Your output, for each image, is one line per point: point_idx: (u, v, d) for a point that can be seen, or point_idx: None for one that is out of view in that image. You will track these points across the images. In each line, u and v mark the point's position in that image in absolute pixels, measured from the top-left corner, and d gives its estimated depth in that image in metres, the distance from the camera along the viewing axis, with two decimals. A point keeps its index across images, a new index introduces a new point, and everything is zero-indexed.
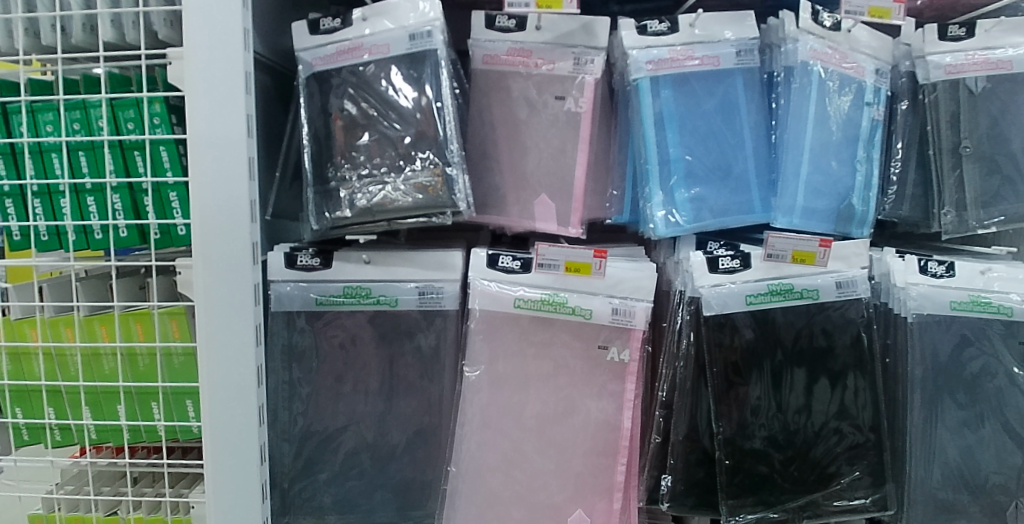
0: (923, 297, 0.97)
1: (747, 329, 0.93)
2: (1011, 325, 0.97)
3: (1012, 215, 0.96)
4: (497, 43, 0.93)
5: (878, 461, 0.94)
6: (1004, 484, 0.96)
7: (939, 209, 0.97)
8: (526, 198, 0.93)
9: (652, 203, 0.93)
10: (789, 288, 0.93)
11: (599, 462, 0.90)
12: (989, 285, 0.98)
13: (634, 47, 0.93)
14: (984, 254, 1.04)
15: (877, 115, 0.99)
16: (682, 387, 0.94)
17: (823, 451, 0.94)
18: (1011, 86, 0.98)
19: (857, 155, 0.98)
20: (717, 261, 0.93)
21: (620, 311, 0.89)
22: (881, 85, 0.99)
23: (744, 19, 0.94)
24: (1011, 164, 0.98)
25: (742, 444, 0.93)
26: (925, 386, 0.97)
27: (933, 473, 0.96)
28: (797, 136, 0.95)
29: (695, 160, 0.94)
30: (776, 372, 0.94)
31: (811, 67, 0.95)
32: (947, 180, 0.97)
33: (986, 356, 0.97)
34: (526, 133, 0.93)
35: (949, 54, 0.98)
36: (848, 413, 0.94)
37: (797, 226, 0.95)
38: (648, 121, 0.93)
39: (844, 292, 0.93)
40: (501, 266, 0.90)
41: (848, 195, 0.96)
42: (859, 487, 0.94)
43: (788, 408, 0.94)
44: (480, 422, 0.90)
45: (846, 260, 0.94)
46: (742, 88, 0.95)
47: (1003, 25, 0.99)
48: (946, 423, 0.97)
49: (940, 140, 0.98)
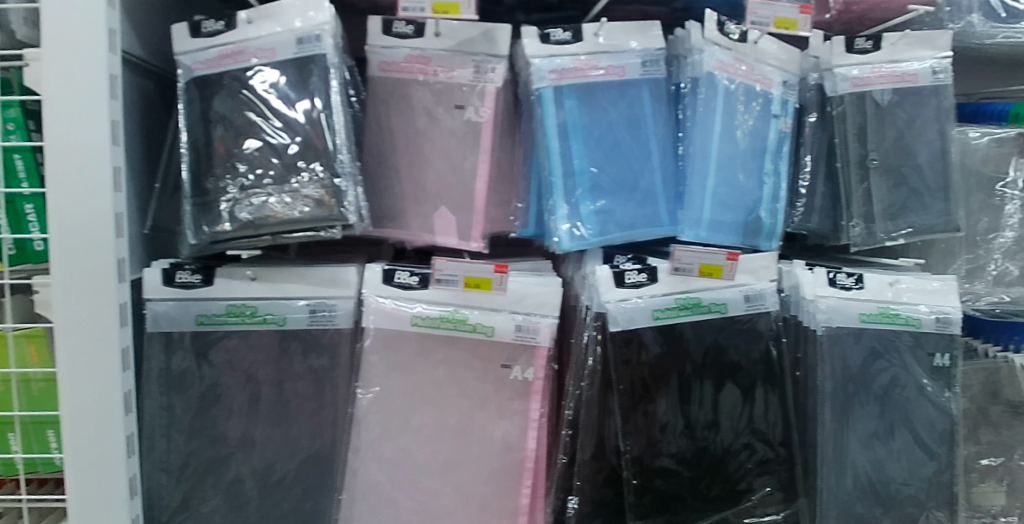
0: (833, 310, 0.96)
1: (654, 344, 0.91)
2: (919, 336, 0.97)
3: (918, 226, 0.98)
4: (394, 49, 0.90)
5: (788, 475, 0.94)
6: (914, 496, 0.96)
7: (848, 221, 0.97)
8: (425, 212, 0.90)
9: (556, 216, 0.90)
10: (696, 302, 0.92)
11: (500, 484, 0.87)
12: (899, 297, 0.98)
13: (537, 56, 0.90)
14: (893, 266, 1.03)
15: (785, 128, 0.98)
16: (588, 404, 0.91)
17: (734, 467, 0.93)
18: (916, 99, 0.99)
19: (765, 168, 0.96)
20: (623, 275, 0.90)
21: (524, 328, 0.87)
22: (789, 98, 0.98)
23: (649, 29, 0.93)
24: (917, 177, 0.98)
25: (651, 462, 0.90)
26: (836, 397, 0.96)
27: (845, 484, 0.96)
28: (705, 148, 0.93)
29: (601, 172, 0.91)
30: (684, 389, 0.92)
31: (716, 79, 0.93)
32: (855, 193, 0.97)
33: (896, 368, 0.97)
34: (424, 144, 0.90)
35: (857, 67, 0.98)
36: (758, 428, 0.93)
37: (704, 239, 0.93)
38: (552, 132, 0.90)
39: (752, 306, 0.93)
40: (397, 282, 0.87)
41: (756, 208, 0.95)
42: (770, 503, 0.94)
43: (697, 425, 0.92)
44: (376, 448, 0.87)
45: (753, 274, 0.93)
46: (648, 99, 0.94)
47: (908, 38, 1.00)
48: (857, 434, 0.96)
49: (848, 151, 0.98)
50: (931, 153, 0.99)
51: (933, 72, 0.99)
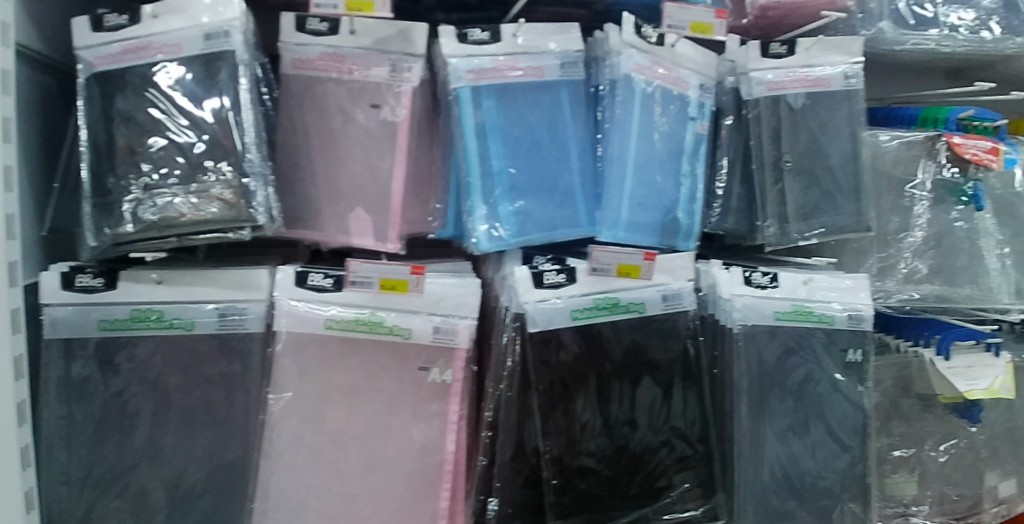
0: (748, 308, 0.97)
1: (573, 344, 0.91)
2: (832, 333, 1.00)
3: (830, 227, 1.00)
4: (308, 46, 0.89)
5: (706, 472, 0.96)
6: (829, 488, 0.99)
7: (763, 222, 0.99)
8: (341, 212, 0.90)
9: (474, 216, 0.89)
10: (615, 302, 0.93)
11: (419, 489, 0.87)
12: (812, 295, 0.99)
13: (454, 55, 0.90)
14: (806, 265, 1.04)
15: (701, 130, 0.99)
16: (507, 406, 0.91)
17: (654, 465, 0.94)
18: (829, 103, 1.01)
19: (682, 170, 0.98)
20: (542, 276, 0.90)
21: (442, 330, 0.87)
22: (705, 101, 1.00)
23: (568, 30, 0.94)
24: (830, 179, 1.00)
25: (570, 462, 0.91)
26: (752, 392, 0.97)
27: (762, 479, 0.97)
28: (622, 149, 0.94)
29: (520, 173, 0.92)
30: (602, 389, 0.92)
31: (634, 83, 0.94)
32: (768, 194, 0.99)
33: (809, 364, 0.99)
34: (340, 144, 0.90)
35: (771, 71, 0.99)
36: (677, 426, 0.95)
37: (622, 240, 0.94)
38: (469, 132, 0.90)
39: (669, 305, 0.94)
40: (310, 285, 0.86)
41: (673, 209, 0.96)
42: (689, 499, 0.95)
43: (615, 423, 0.93)
44: (290, 454, 0.85)
45: (671, 273, 0.94)
46: (567, 101, 0.94)
47: (821, 44, 1.01)
48: (773, 429, 0.98)
49: (763, 154, 0.99)
50: (842, 154, 1.01)
51: (846, 77, 1.01)
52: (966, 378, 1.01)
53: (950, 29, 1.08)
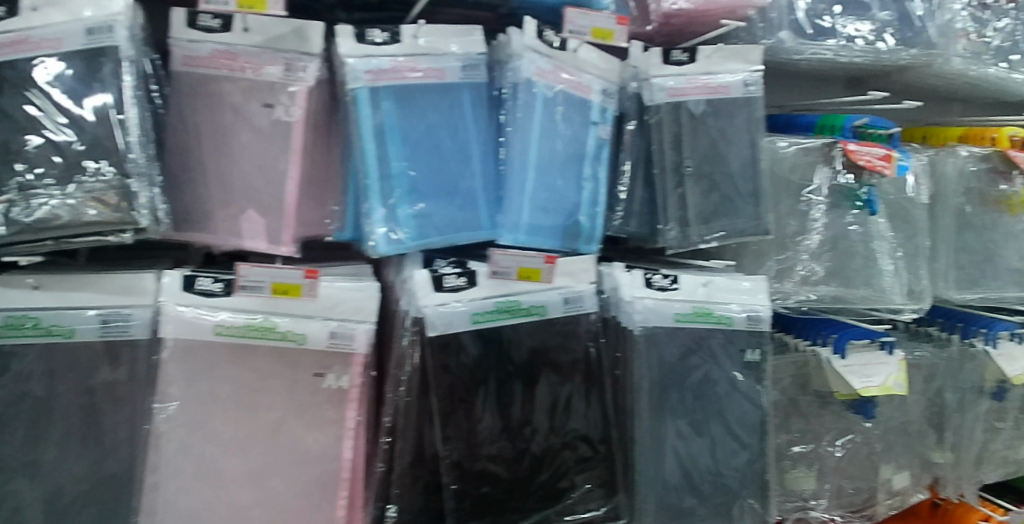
0: (648, 311, 0.98)
1: (472, 347, 0.91)
2: (731, 334, 1.01)
3: (730, 230, 1.02)
4: (199, 43, 0.87)
5: (608, 472, 0.98)
6: (729, 485, 1.02)
7: (664, 225, 1.01)
8: (232, 214, 0.89)
9: (372, 219, 0.89)
10: (516, 304, 0.93)
11: (314, 498, 0.87)
12: (712, 296, 1.01)
13: (352, 55, 0.89)
14: (705, 269, 1.05)
15: (603, 135, 1.00)
16: (406, 410, 0.91)
17: (555, 466, 0.95)
18: (729, 111, 1.03)
19: (583, 174, 0.99)
20: (442, 279, 0.91)
21: (338, 335, 0.87)
22: (608, 106, 1.01)
23: (470, 33, 0.94)
24: (729, 184, 1.02)
25: (470, 466, 0.91)
26: (653, 392, 0.99)
27: (665, 478, 0.99)
28: (523, 153, 0.94)
29: (420, 176, 0.92)
30: (504, 392, 0.93)
31: (535, 88, 0.94)
32: (669, 198, 1.00)
33: (708, 364, 1.01)
34: (233, 145, 0.89)
35: (672, 78, 1.01)
36: (578, 427, 0.96)
37: (523, 243, 0.95)
38: (367, 134, 0.89)
39: (571, 307, 0.95)
40: (199, 289, 0.84)
41: (575, 212, 0.98)
42: (591, 499, 0.97)
43: (516, 426, 0.93)
44: (178, 464, 0.84)
45: (573, 276, 0.96)
46: (469, 104, 0.95)
47: (721, 52, 1.03)
48: (674, 429, 1.00)
49: (664, 159, 1.01)
50: (742, 160, 1.03)
51: (745, 84, 1.03)
52: (862, 376, 1.03)
53: (847, 40, 1.09)
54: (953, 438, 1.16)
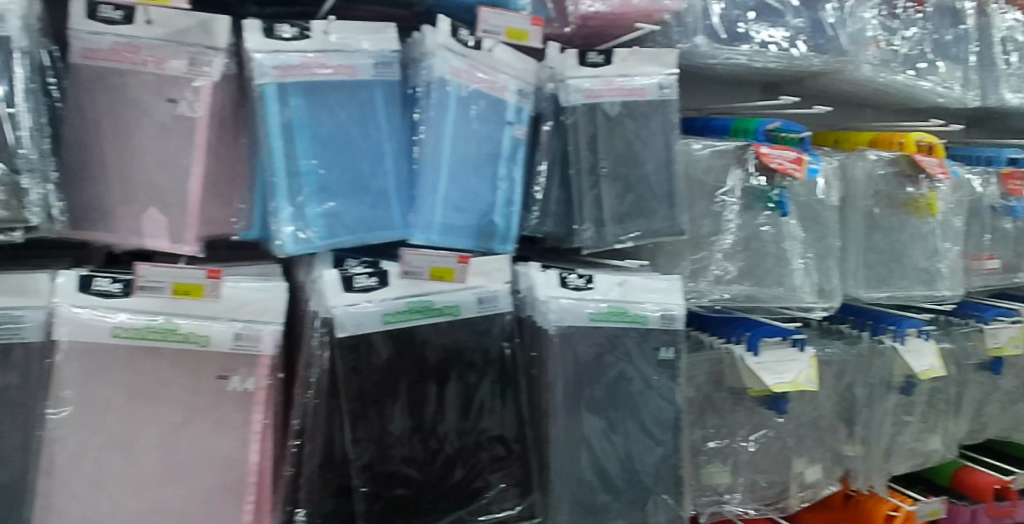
0: (563, 310, 0.99)
1: (384, 348, 0.91)
2: (646, 332, 1.03)
3: (646, 230, 1.03)
4: (100, 36, 0.85)
5: (522, 471, 0.98)
6: (644, 481, 1.03)
7: (580, 225, 1.02)
8: (133, 212, 0.87)
9: (279, 218, 0.89)
10: (427, 304, 0.94)
11: (219, 503, 0.87)
12: (627, 295, 1.03)
13: (260, 51, 0.88)
14: (618, 268, 1.07)
15: (518, 134, 1.01)
16: (315, 413, 0.90)
17: (468, 467, 0.95)
18: (644, 113, 1.04)
19: (497, 173, 1.00)
20: (351, 279, 0.91)
21: (244, 336, 0.86)
22: (523, 106, 1.02)
23: (382, 31, 0.94)
24: (644, 185, 1.04)
25: (380, 468, 0.90)
26: (568, 392, 1.00)
27: (579, 477, 1.01)
28: (436, 152, 0.95)
29: (330, 173, 0.92)
30: (416, 392, 0.93)
31: (448, 87, 0.95)
32: (585, 198, 1.02)
33: (623, 363, 1.02)
34: (136, 141, 0.87)
35: (588, 79, 1.02)
36: (492, 428, 0.96)
37: (436, 243, 0.96)
38: (274, 132, 0.89)
39: (485, 307, 0.96)
40: (96, 290, 0.82)
41: (488, 212, 0.99)
42: (506, 498, 0.97)
43: (429, 427, 0.93)
44: (73, 471, 0.81)
45: (487, 276, 0.97)
46: (382, 102, 0.95)
47: (637, 55, 1.04)
48: (588, 428, 1.01)
49: (580, 159, 1.02)
50: (656, 162, 1.04)
51: (660, 87, 1.05)
52: (775, 372, 1.05)
53: (760, 46, 1.11)
54: (862, 431, 1.19)
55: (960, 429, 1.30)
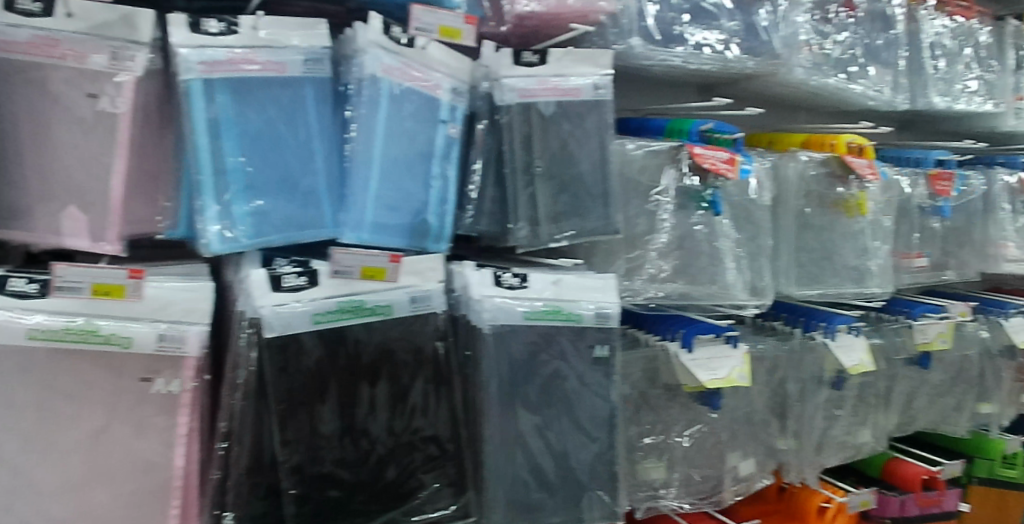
0: (498, 309, 0.99)
1: (315, 349, 0.90)
2: (580, 330, 1.04)
3: (580, 230, 1.04)
4: (17, 28, 0.82)
5: (456, 470, 0.98)
6: (579, 478, 1.05)
7: (515, 224, 1.02)
8: (53, 210, 0.86)
9: (205, 216, 0.87)
10: (359, 304, 0.93)
11: (143, 508, 0.85)
12: (562, 294, 1.03)
13: (185, 46, 0.86)
14: (551, 266, 1.07)
15: (452, 133, 1.02)
16: (242, 415, 0.89)
17: (400, 467, 0.95)
18: (579, 113, 1.05)
19: (431, 172, 1.00)
20: (280, 279, 0.90)
21: (168, 338, 0.85)
22: (457, 104, 1.02)
23: (313, 27, 0.93)
24: (579, 185, 1.04)
25: (310, 470, 0.89)
26: (501, 391, 1.00)
27: (513, 475, 1.01)
28: (367, 151, 0.95)
29: (258, 171, 0.91)
30: (348, 392, 0.92)
31: (380, 84, 0.94)
32: (520, 197, 1.02)
33: (557, 361, 1.03)
34: (55, 138, 0.85)
35: (523, 78, 1.02)
36: (425, 428, 0.96)
37: (367, 242, 0.96)
38: (200, 128, 0.87)
39: (418, 306, 0.96)
40: (11, 291, 0.80)
41: (421, 211, 1.00)
42: (439, 499, 0.97)
43: (360, 428, 0.93)
44: None
45: (419, 275, 0.97)
46: (312, 99, 0.94)
47: (572, 55, 1.05)
48: (522, 426, 1.01)
49: (515, 159, 1.02)
50: (592, 162, 1.05)
51: (595, 87, 1.06)
52: (708, 368, 1.07)
53: (695, 47, 1.13)
54: (794, 425, 1.23)
55: (889, 422, 1.35)
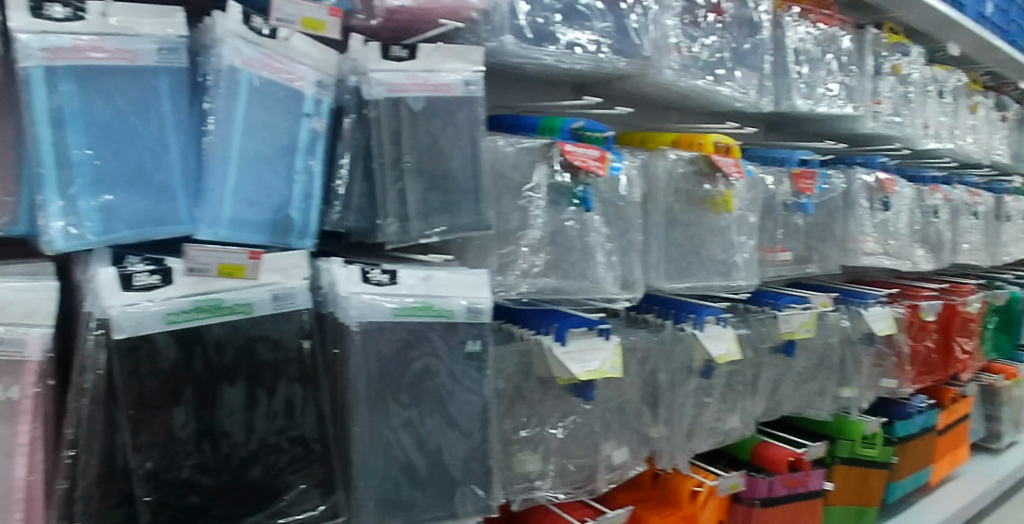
0: (365, 306, 0.98)
1: (169, 350, 0.87)
2: (451, 326, 1.04)
3: (451, 226, 1.04)
4: None
5: (324, 470, 0.97)
6: (452, 473, 1.05)
7: (384, 219, 1.01)
8: None
9: (47, 212, 0.83)
10: (217, 303, 0.91)
11: None
12: (433, 290, 1.03)
13: (24, 30, 0.80)
14: (421, 262, 1.07)
15: (317, 127, 1.00)
16: (91, 421, 0.84)
17: (264, 469, 0.92)
18: (451, 108, 1.05)
19: (293, 167, 0.98)
20: (130, 277, 0.86)
21: (6, 341, 0.80)
22: (323, 98, 1.00)
23: (169, 15, 0.90)
24: (449, 180, 1.04)
25: (166, 475, 0.85)
26: (370, 390, 0.99)
27: (381, 473, 1.01)
28: (225, 143, 0.91)
29: (107, 164, 0.86)
30: (206, 394, 0.89)
31: (238, 75, 0.91)
32: (388, 193, 1.01)
33: (428, 356, 1.03)
34: None
35: (391, 73, 1.01)
36: (290, 428, 0.95)
37: (224, 238, 0.93)
38: (40, 118, 0.82)
39: (281, 304, 0.95)
40: None
41: (284, 207, 0.98)
42: (307, 499, 0.95)
43: (220, 431, 0.89)
44: None
45: (282, 272, 0.97)
46: (166, 89, 0.91)
47: (442, 51, 1.05)
48: (391, 423, 1.01)
49: (383, 153, 1.01)
50: (462, 157, 1.05)
51: (466, 84, 1.06)
52: (581, 361, 1.10)
53: (567, 47, 1.15)
54: (665, 413, 1.28)
55: (756, 408, 1.42)
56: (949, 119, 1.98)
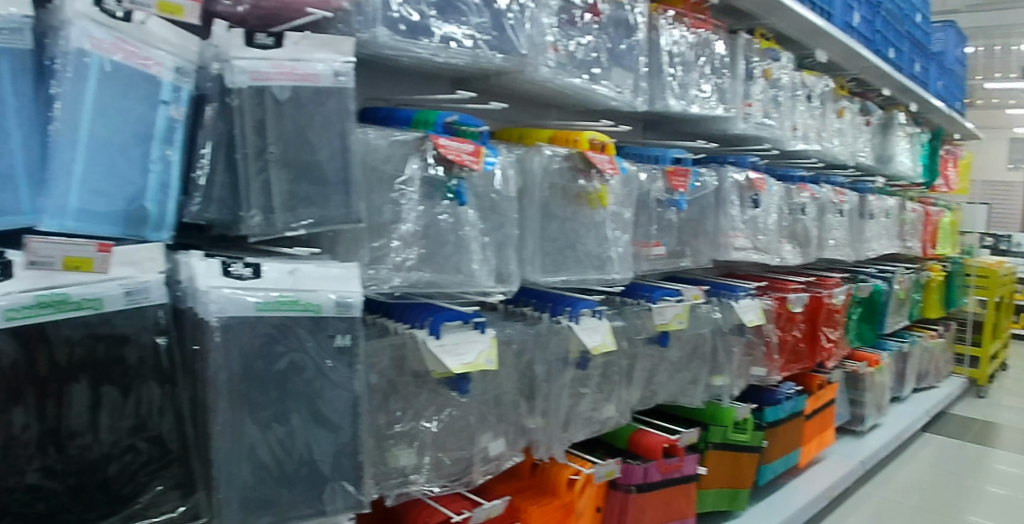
0: (226, 300, 0.95)
1: (9, 348, 0.79)
2: (319, 320, 1.02)
3: (319, 218, 1.03)
4: None
5: (184, 471, 0.93)
6: (321, 469, 1.03)
7: (248, 211, 0.99)
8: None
9: None
10: (62, 298, 0.84)
11: None
12: (299, 284, 1.01)
13: None
14: (288, 256, 1.06)
15: (175, 115, 0.96)
16: None
17: (118, 471, 0.87)
18: (319, 99, 1.02)
19: (149, 156, 0.94)
20: None
21: None
22: (182, 85, 0.97)
23: None
24: (317, 173, 1.02)
25: (5, 481, 0.78)
26: (231, 389, 0.96)
27: (244, 472, 0.98)
28: (73, 129, 0.86)
29: None
30: (50, 393, 0.82)
31: (87, 59, 0.86)
32: (251, 184, 0.98)
33: (294, 352, 1.00)
34: None
35: (255, 61, 0.98)
36: (144, 428, 0.90)
37: (72, 230, 0.88)
38: None
39: (134, 299, 0.90)
40: None
41: (139, 197, 0.93)
42: (165, 501, 0.92)
43: (66, 433, 0.83)
44: None
45: (136, 266, 0.91)
46: (6, 72, 0.84)
47: (310, 40, 1.02)
48: (255, 419, 0.98)
49: (246, 143, 0.98)
50: (331, 150, 1.03)
51: (335, 75, 1.04)
52: (455, 354, 1.10)
53: (442, 41, 1.15)
54: (543, 404, 1.30)
55: (632, 396, 1.48)
56: (816, 122, 2.11)
